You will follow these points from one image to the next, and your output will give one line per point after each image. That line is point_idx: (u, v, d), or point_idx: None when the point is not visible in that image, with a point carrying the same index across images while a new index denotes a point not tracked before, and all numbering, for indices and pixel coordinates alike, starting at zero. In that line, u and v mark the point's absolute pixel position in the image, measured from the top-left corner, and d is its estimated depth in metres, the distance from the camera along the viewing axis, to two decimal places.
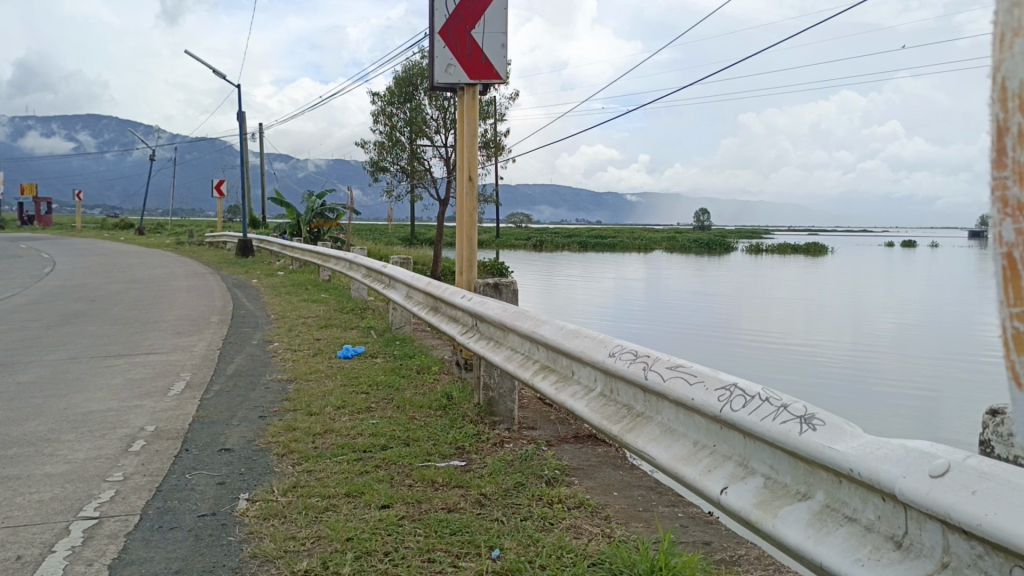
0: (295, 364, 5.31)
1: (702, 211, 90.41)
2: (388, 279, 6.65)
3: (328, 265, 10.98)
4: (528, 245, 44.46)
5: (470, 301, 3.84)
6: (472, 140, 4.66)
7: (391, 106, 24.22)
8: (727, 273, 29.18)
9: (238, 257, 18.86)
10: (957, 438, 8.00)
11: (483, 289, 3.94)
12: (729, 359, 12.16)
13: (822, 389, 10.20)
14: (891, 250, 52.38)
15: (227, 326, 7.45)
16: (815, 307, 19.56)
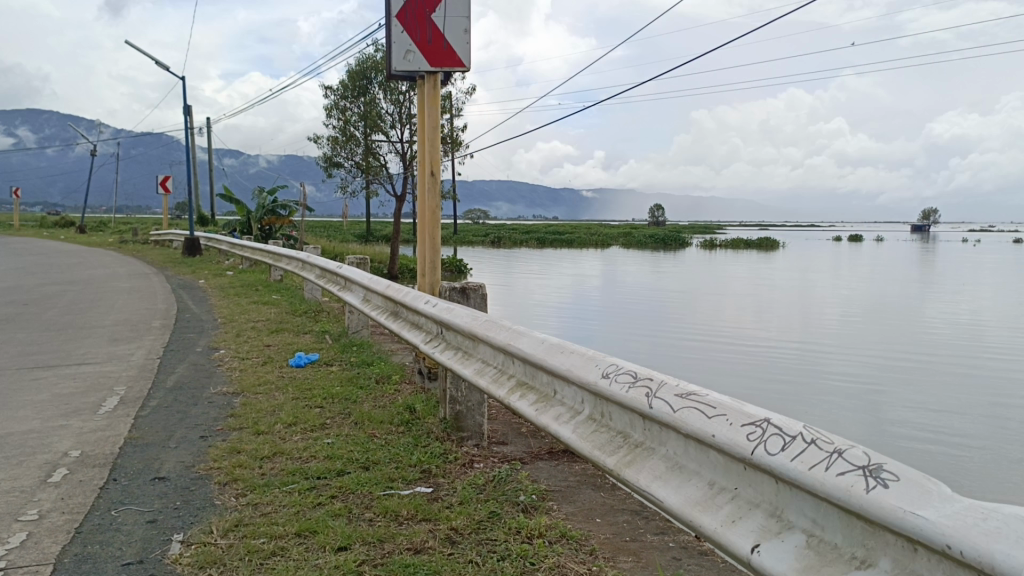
0: (242, 374, 4.93)
1: (657, 206, 90.97)
2: (344, 281, 6.30)
3: (280, 264, 10.55)
4: (484, 241, 44.13)
5: (435, 308, 3.52)
6: (434, 133, 4.33)
7: (345, 100, 23.70)
8: (681, 269, 29.24)
9: (184, 255, 18.17)
10: (910, 435, 7.88)
11: (449, 295, 3.62)
12: (683, 358, 12.01)
13: (774, 385, 10.09)
14: (841, 245, 53.25)
15: (169, 331, 7.01)
16: (767, 303, 19.56)
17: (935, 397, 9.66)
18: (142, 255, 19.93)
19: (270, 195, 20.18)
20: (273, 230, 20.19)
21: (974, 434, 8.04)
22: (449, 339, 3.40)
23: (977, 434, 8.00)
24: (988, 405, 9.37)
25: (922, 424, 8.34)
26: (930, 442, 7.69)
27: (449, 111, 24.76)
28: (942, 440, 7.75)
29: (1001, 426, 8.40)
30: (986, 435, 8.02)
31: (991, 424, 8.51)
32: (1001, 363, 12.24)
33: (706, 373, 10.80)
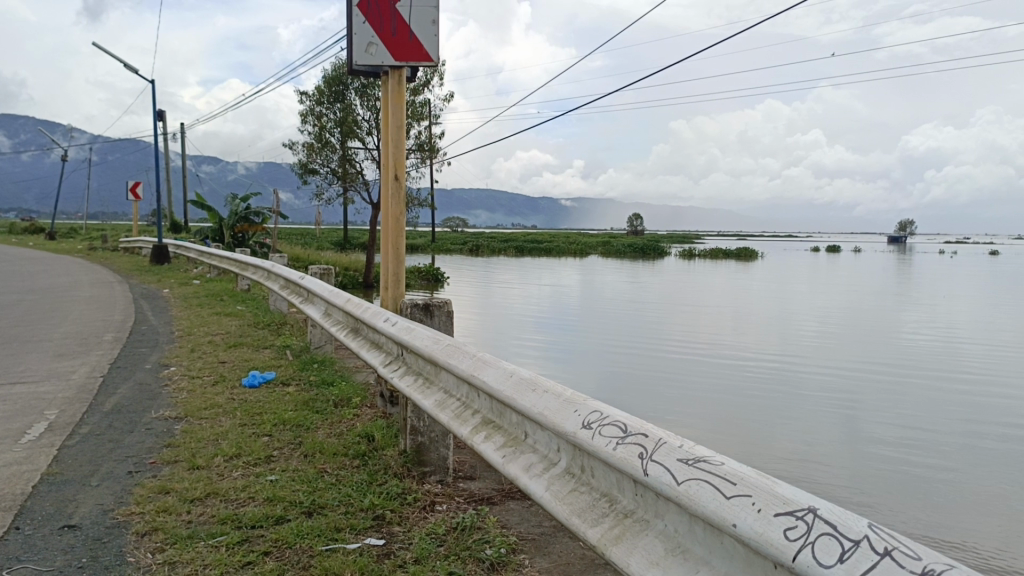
0: (190, 396, 4.51)
1: (635, 215, 91.06)
2: (306, 293, 5.91)
3: (247, 273, 10.12)
4: (462, 250, 43.73)
5: (395, 327, 3.15)
6: (399, 134, 3.95)
7: (320, 106, 23.31)
8: (659, 279, 29.01)
9: (151, 263, 17.60)
10: (889, 452, 7.50)
11: (411, 312, 3.24)
12: (658, 371, 11.64)
13: (750, 400, 9.78)
14: (816, 255, 53.36)
15: (121, 346, 6.55)
16: (743, 314, 19.24)
17: (912, 410, 9.41)
18: (109, 262, 19.33)
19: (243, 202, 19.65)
20: (245, 237, 19.69)
21: (954, 449, 7.69)
22: (410, 363, 3.01)
23: (954, 449, 7.70)
24: (966, 418, 9.13)
25: (898, 441, 7.99)
26: (902, 454, 7.46)
27: (427, 118, 24.40)
28: (921, 457, 7.37)
29: (981, 441, 8.07)
30: (966, 450, 7.67)
31: (970, 438, 8.16)
32: (981, 374, 11.97)
33: (678, 389, 10.39)
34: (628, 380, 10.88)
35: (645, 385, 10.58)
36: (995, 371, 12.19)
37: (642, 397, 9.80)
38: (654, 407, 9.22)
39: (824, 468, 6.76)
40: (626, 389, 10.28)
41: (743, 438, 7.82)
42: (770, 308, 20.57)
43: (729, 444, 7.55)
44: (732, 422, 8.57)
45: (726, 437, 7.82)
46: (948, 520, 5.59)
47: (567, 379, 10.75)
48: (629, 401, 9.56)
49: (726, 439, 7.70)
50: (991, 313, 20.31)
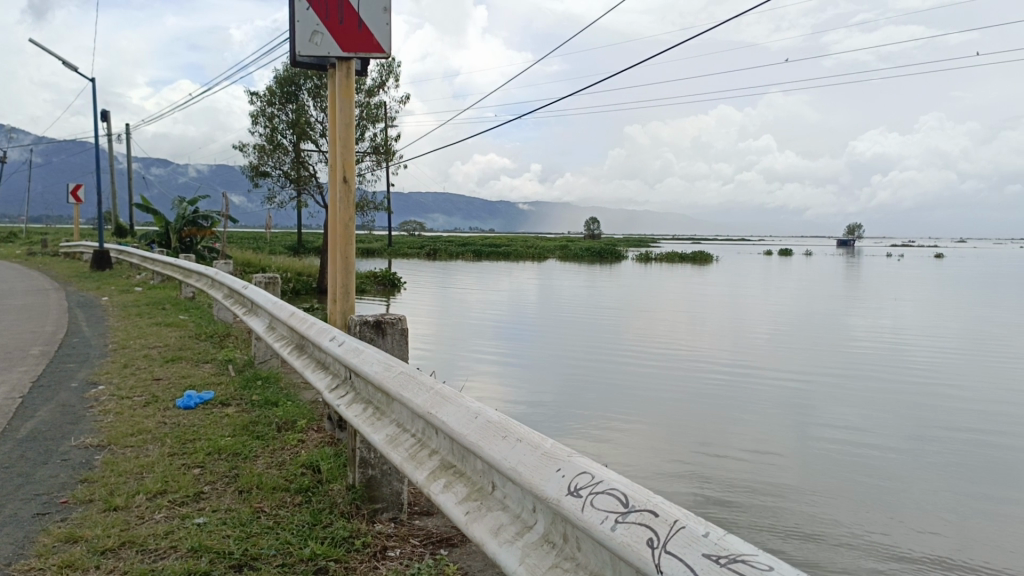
0: (117, 419, 4.09)
1: (590, 220, 91.35)
2: (249, 304, 5.52)
3: (191, 281, 9.62)
4: (418, 254, 43.28)
5: (342, 348, 2.80)
6: (347, 131, 3.61)
7: (272, 107, 22.67)
8: (614, 283, 29.02)
9: (92, 269, 16.82)
10: (851, 456, 7.37)
11: (360, 329, 2.90)
12: (618, 377, 11.41)
13: (707, 405, 9.63)
14: (768, 259, 54.21)
15: (48, 360, 6.04)
16: (700, 318, 19.19)
17: (864, 413, 9.39)
18: (48, 268, 18.47)
19: (191, 205, 18.90)
20: (194, 242, 18.83)
21: (907, 448, 7.64)
22: (359, 389, 2.67)
23: (905, 447, 7.68)
24: (915, 418, 9.14)
25: (853, 441, 7.92)
26: (856, 455, 7.39)
27: (382, 120, 23.96)
28: (884, 460, 7.25)
29: (941, 441, 8.00)
30: (917, 449, 7.65)
31: (929, 439, 8.09)
32: (930, 375, 12.06)
33: (637, 395, 10.16)
34: (589, 386, 10.63)
35: (606, 392, 10.34)
36: (947, 373, 12.26)
37: (601, 404, 9.56)
38: (614, 414, 8.99)
39: (789, 475, 6.57)
40: (586, 395, 10.04)
41: (707, 445, 7.62)
42: (724, 312, 20.64)
43: (692, 451, 7.34)
44: (690, 428, 8.37)
45: (686, 444, 7.61)
46: (903, 521, 5.49)
47: (527, 386, 10.45)
48: (587, 407, 9.33)
49: (688, 447, 7.48)
50: (942, 315, 20.63)
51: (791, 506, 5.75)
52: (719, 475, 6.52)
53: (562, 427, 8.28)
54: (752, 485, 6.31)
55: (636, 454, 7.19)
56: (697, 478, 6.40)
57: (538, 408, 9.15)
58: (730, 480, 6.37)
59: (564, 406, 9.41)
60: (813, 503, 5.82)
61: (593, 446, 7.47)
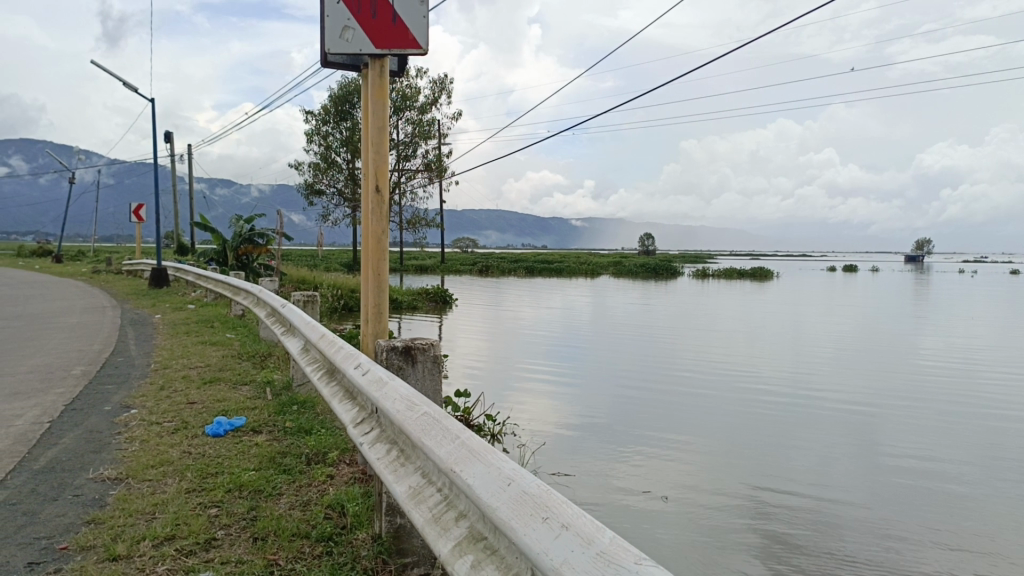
0: (141, 448, 3.83)
1: (645, 236, 90.27)
2: (287, 323, 5.26)
3: (239, 298, 9.55)
4: (472, 270, 43.32)
5: (367, 379, 2.48)
6: (380, 135, 3.29)
7: (327, 125, 22.94)
8: (669, 299, 28.51)
9: (150, 286, 17.02)
10: (924, 488, 6.84)
11: (388, 357, 2.57)
12: (676, 397, 10.91)
13: (765, 428, 9.13)
14: (830, 274, 52.84)
15: (87, 380, 5.89)
16: (759, 336, 18.52)
17: (933, 439, 8.80)
18: (108, 286, 18.75)
19: (247, 222, 18.67)
20: (249, 260, 18.83)
21: (980, 481, 7.10)
22: (384, 425, 2.34)
23: (979, 480, 7.13)
24: (988, 445, 8.54)
25: (923, 471, 7.39)
26: (926, 487, 6.87)
27: (435, 137, 23.95)
28: (966, 493, 6.68)
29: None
30: (992, 481, 7.10)
31: (1011, 471, 7.48)
32: (1005, 399, 11.34)
33: (697, 417, 9.67)
34: (645, 407, 10.17)
35: (663, 413, 9.86)
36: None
37: (659, 426, 9.10)
38: (674, 438, 8.51)
39: (868, 513, 6.04)
40: (642, 416, 9.58)
41: (766, 473, 7.16)
42: (783, 329, 20.00)
43: (752, 480, 6.88)
44: (749, 453, 7.90)
45: (743, 471, 7.16)
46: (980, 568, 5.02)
47: (579, 406, 10.08)
48: (644, 430, 8.87)
49: (749, 475, 7.02)
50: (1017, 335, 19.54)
51: (876, 553, 5.23)
52: (782, 508, 6.07)
53: (618, 450, 7.86)
54: (816, 519, 5.86)
55: (695, 483, 6.75)
56: (768, 514, 5.92)
57: (592, 430, 8.73)
58: (804, 518, 5.87)
59: (620, 428, 8.97)
60: (900, 549, 5.29)
61: (649, 472, 7.04)
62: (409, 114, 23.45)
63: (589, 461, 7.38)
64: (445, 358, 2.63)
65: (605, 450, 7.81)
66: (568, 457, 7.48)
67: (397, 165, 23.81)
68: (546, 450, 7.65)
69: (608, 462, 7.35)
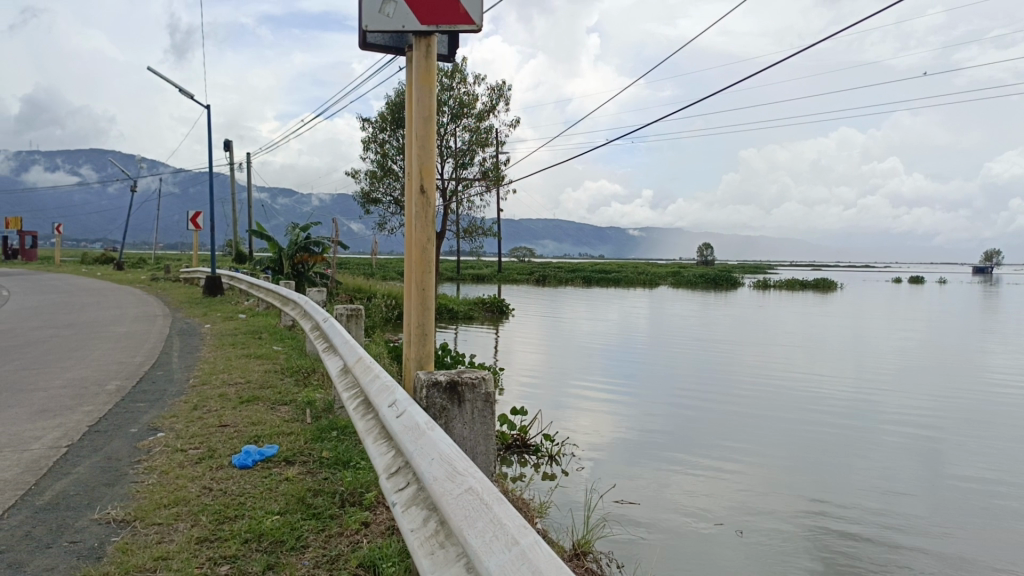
0: (157, 482, 3.40)
1: (704, 246, 88.61)
2: (329, 340, 4.82)
3: (288, 309, 9.24)
4: (530, 280, 42.94)
5: (403, 422, 1.99)
6: (426, 128, 2.81)
7: (384, 132, 22.79)
8: (731, 311, 27.66)
9: (206, 294, 16.98)
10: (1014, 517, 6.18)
11: (429, 395, 2.09)
12: (742, 413, 10.23)
13: (836, 447, 8.46)
14: (899, 287, 50.93)
15: (122, 396, 5.56)
16: (827, 350, 17.62)
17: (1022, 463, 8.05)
18: (166, 294, 18.88)
19: (304, 230, 18.24)
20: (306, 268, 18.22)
21: None
22: (419, 483, 1.85)
23: None
24: None
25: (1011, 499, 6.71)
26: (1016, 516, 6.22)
27: (492, 144, 23.57)
28: None
29: None
30: None
31: None
32: None
33: (769, 434, 8.97)
34: (712, 422, 9.51)
35: (730, 430, 9.21)
36: None
37: (728, 442, 8.45)
38: (742, 457, 7.87)
39: (972, 553, 5.33)
40: (710, 433, 8.92)
41: (838, 497, 6.56)
42: (853, 343, 19.07)
43: (822, 505, 6.29)
44: (818, 474, 7.28)
45: (811, 495, 6.56)
46: None
47: (636, 421, 9.52)
48: (712, 446, 8.23)
49: (818, 500, 6.43)
50: None
51: None
52: (852, 536, 5.51)
53: (685, 468, 7.25)
54: (891, 548, 5.30)
55: (758, 506, 6.20)
56: (861, 549, 5.25)
57: (655, 446, 8.13)
58: (901, 557, 5.19)
59: (681, 444, 8.37)
60: None
61: (710, 493, 6.49)
62: (466, 121, 23.04)
63: (655, 481, 6.79)
64: (498, 395, 2.15)
65: (672, 469, 7.20)
66: (630, 476, 6.92)
67: (455, 173, 23.46)
68: (608, 470, 7.09)
69: (675, 483, 6.75)
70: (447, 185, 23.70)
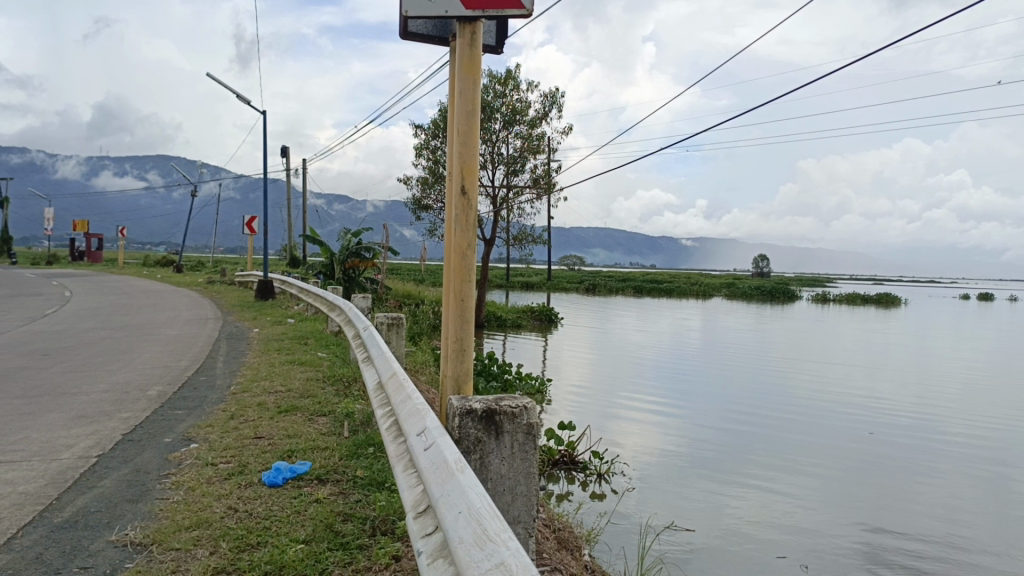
0: (180, 501, 3.20)
1: (759, 257, 86.90)
2: (369, 352, 4.63)
3: (334, 315, 9.10)
4: (580, 289, 42.54)
5: (429, 448, 1.86)
6: (468, 122, 2.58)
7: (436, 138, 22.74)
8: (786, 325, 26.90)
9: (257, 298, 17.07)
10: None
11: (463, 424, 2.05)
12: (800, 432, 9.77)
13: (903, 471, 7.96)
14: (964, 303, 49.06)
15: (160, 403, 5.44)
16: (889, 368, 16.92)
17: None
18: (218, 296, 19.05)
19: (355, 235, 18.13)
20: (356, 274, 18.07)
21: None
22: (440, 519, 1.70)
23: None
24: None
25: None
26: None
27: (545, 152, 23.32)
28: None
29: None
30: None
31: None
32: None
33: (831, 456, 8.51)
34: (770, 440, 9.09)
35: (788, 449, 8.76)
36: None
37: (788, 463, 8.02)
38: (803, 479, 7.45)
39: None
40: (767, 452, 8.50)
41: (905, 527, 6.15)
42: (917, 362, 18.28)
43: (888, 537, 5.90)
44: (885, 502, 6.84)
45: (877, 524, 6.15)
46: None
47: (688, 437, 9.14)
48: (771, 467, 7.82)
49: (884, 530, 6.03)
50: None
51: None
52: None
53: (742, 490, 6.87)
54: None
55: (818, 535, 5.83)
56: None
57: (710, 464, 7.76)
58: None
59: (737, 462, 7.98)
60: None
61: (768, 518, 6.13)
62: (519, 128, 22.84)
63: (711, 504, 6.43)
64: (539, 429, 2.12)
65: (728, 491, 6.83)
66: (685, 498, 6.57)
67: (506, 180, 23.27)
68: (661, 491, 6.75)
69: (732, 507, 6.38)
70: (499, 192, 23.53)
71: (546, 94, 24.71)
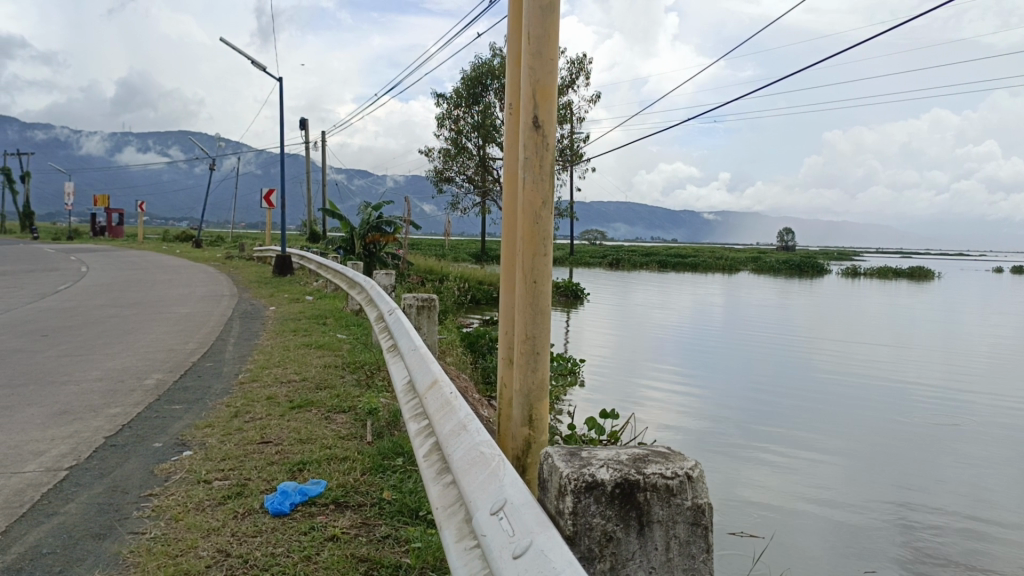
0: (157, 541, 2.45)
1: (783, 232, 85.16)
2: (395, 345, 3.90)
3: (353, 293, 8.40)
4: (605, 264, 41.60)
5: (520, 544, 1.21)
6: (542, 25, 1.85)
7: (458, 109, 21.91)
8: (820, 300, 25.90)
9: (275, 274, 16.42)
10: None
11: (592, 514, 1.53)
12: (858, 410, 9.01)
13: (982, 450, 7.19)
14: (1000, 277, 47.39)
15: (156, 395, 4.75)
16: (936, 345, 15.98)
17: None
18: (236, 272, 18.46)
19: (375, 208, 17.37)
20: (377, 249, 17.35)
21: None
22: None
23: None
24: None
25: None
26: None
27: (571, 121, 22.37)
28: None
29: None
30: None
31: None
32: None
33: (900, 434, 7.75)
34: (829, 420, 8.32)
35: (850, 427, 8.00)
36: None
37: (855, 442, 7.26)
38: (871, 458, 6.71)
39: None
40: (828, 431, 7.75)
41: (993, 506, 5.45)
42: (965, 338, 17.31)
43: (977, 515, 5.20)
44: (967, 480, 6.11)
45: (961, 504, 5.44)
46: None
47: (739, 415, 8.40)
48: (838, 448, 7.06)
49: (970, 509, 5.33)
50: None
51: None
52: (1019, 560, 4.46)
53: (815, 472, 6.12)
54: None
55: (898, 515, 5.14)
56: None
57: (771, 446, 7.01)
58: None
59: (798, 441, 7.22)
60: None
61: (840, 499, 5.44)
62: None
63: (777, 484, 5.72)
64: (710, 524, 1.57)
65: (793, 471, 6.11)
66: (755, 480, 5.82)
67: None
68: (723, 475, 5.98)
69: (808, 489, 5.63)
70: None
71: (574, 61, 23.72)
